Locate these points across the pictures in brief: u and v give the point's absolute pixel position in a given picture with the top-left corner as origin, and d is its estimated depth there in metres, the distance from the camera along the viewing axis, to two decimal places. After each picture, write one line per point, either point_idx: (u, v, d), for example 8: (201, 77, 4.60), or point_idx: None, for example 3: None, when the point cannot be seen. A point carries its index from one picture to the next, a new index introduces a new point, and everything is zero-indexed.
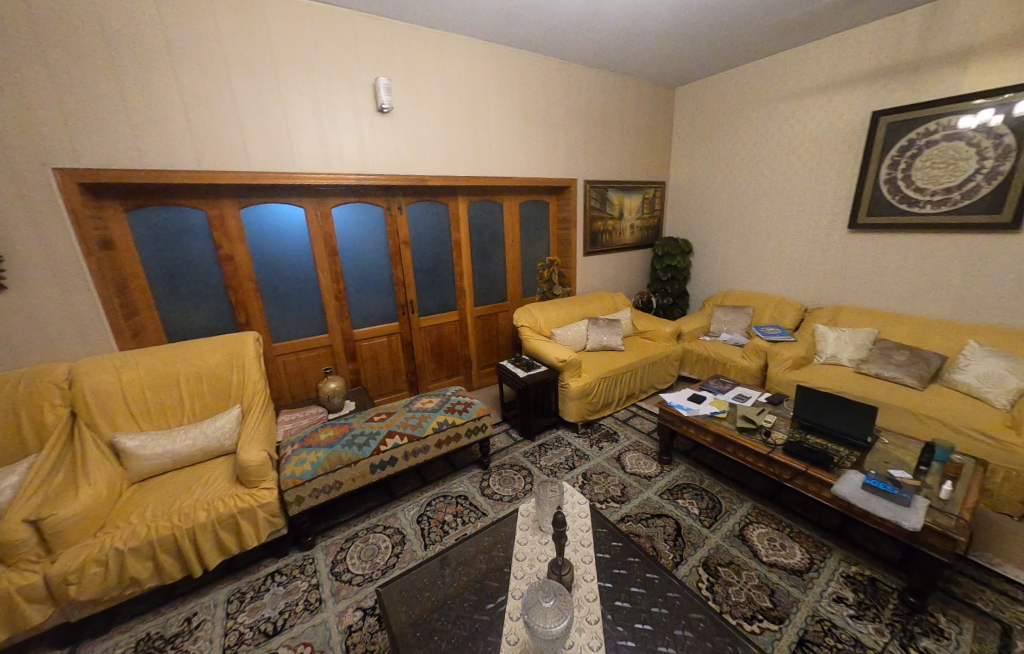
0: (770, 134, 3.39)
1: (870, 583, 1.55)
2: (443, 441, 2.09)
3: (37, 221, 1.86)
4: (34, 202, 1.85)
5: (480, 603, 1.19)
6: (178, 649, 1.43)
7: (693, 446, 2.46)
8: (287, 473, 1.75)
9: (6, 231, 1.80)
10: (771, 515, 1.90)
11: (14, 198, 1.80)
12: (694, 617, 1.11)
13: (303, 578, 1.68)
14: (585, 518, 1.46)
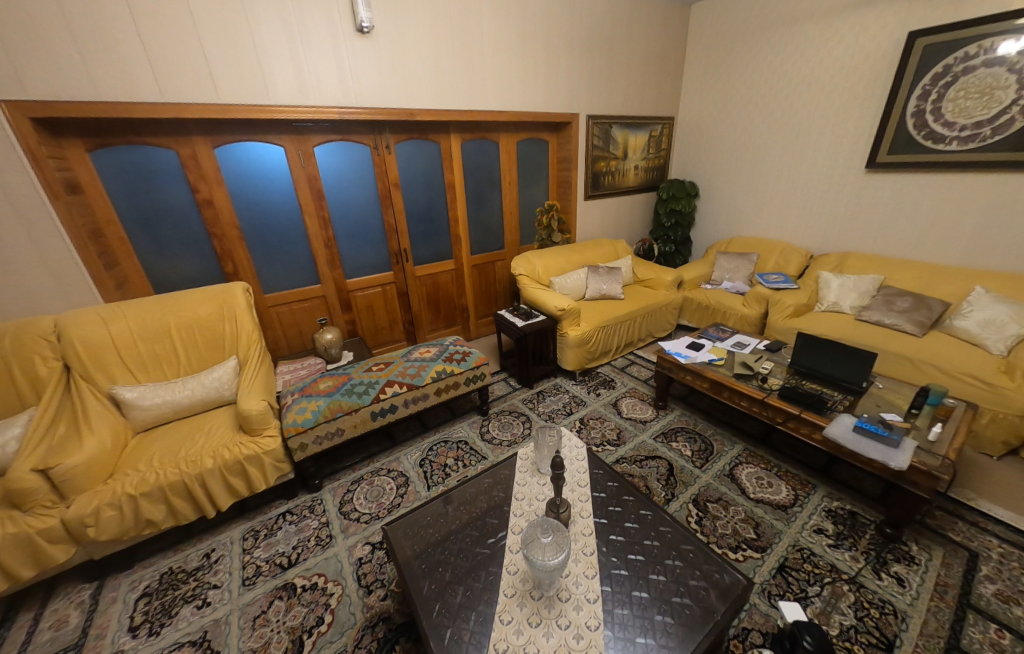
0: (793, 60, 3.07)
1: (849, 516, 1.64)
2: (442, 389, 2.11)
3: None
4: None
5: (482, 537, 1.25)
6: (201, 580, 1.53)
7: (688, 392, 2.50)
8: (289, 421, 1.77)
9: None
10: (761, 456, 1.97)
11: None
12: (685, 548, 1.18)
13: (313, 517, 1.77)
14: (582, 460, 1.50)
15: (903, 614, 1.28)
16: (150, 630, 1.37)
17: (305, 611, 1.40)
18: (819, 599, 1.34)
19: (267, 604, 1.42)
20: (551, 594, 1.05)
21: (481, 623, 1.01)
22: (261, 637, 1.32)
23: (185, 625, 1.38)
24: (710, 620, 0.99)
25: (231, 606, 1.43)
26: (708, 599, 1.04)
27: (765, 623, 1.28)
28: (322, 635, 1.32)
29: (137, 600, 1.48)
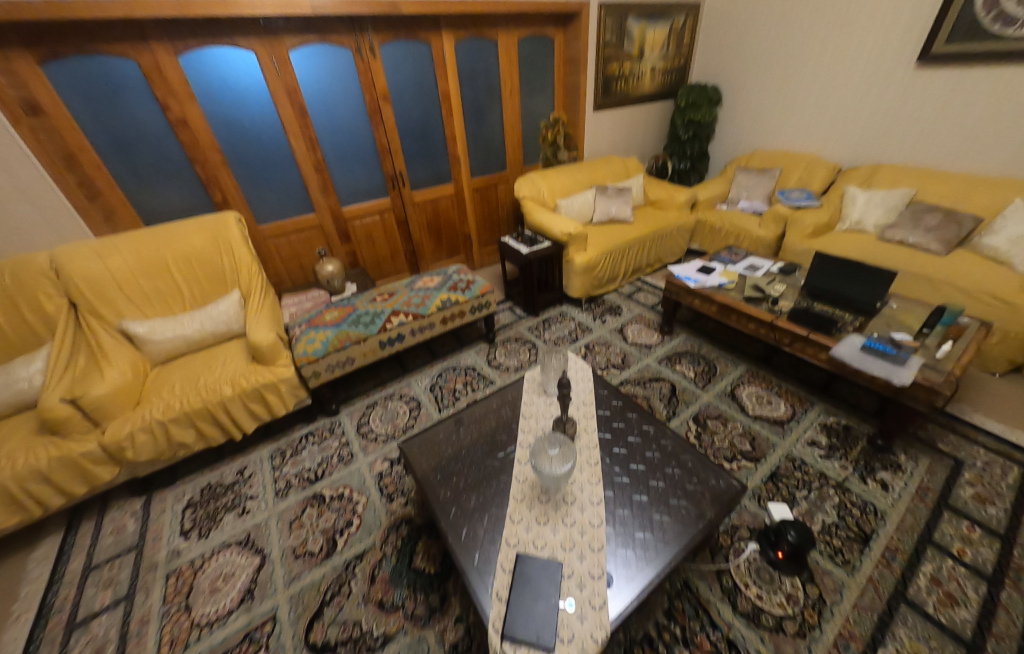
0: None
1: (843, 430, 1.71)
2: (448, 318, 2.10)
3: None
4: None
5: (492, 451, 1.32)
6: (238, 492, 1.69)
7: (695, 317, 2.48)
8: (299, 351, 1.80)
9: None
10: (763, 376, 2.01)
11: None
12: (684, 457, 1.24)
13: (334, 438, 1.89)
14: (587, 381, 1.53)
15: (882, 513, 1.39)
16: (200, 533, 1.54)
17: (335, 515, 1.55)
18: (805, 500, 1.45)
19: (300, 511, 1.58)
20: (557, 498, 1.14)
21: (493, 523, 1.11)
22: (299, 537, 1.49)
23: (230, 529, 1.55)
24: (703, 519, 1.07)
25: (268, 513, 1.59)
26: (703, 501, 1.12)
27: (752, 521, 1.40)
28: (352, 534, 1.48)
29: (185, 509, 1.65)
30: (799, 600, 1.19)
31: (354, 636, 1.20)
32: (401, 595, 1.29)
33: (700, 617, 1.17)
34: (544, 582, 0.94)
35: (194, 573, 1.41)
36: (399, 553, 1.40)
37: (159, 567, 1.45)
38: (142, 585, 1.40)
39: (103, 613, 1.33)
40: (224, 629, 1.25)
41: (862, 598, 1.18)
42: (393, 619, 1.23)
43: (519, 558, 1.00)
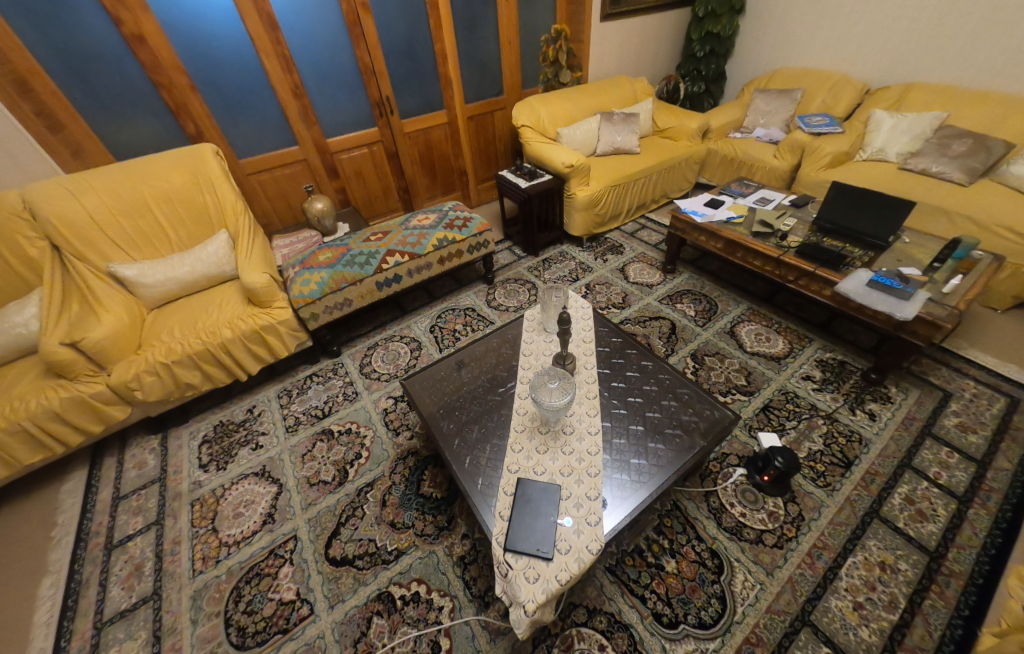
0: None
1: (838, 365, 1.73)
2: (445, 258, 2.04)
3: None
4: None
5: (493, 387, 1.35)
6: (250, 429, 1.75)
7: (699, 255, 2.41)
8: (296, 293, 1.77)
9: None
10: (764, 314, 2.00)
11: None
12: (680, 391, 1.27)
13: (338, 378, 1.93)
14: (588, 319, 1.52)
15: (867, 441, 1.46)
16: (217, 466, 1.63)
17: (345, 448, 1.63)
18: (794, 430, 1.50)
19: (311, 445, 1.65)
20: (557, 429, 1.17)
21: (495, 452, 1.16)
22: (311, 468, 1.57)
23: (246, 462, 1.63)
24: (696, 446, 1.12)
25: (281, 447, 1.67)
26: (697, 430, 1.16)
27: (742, 449, 1.47)
28: (362, 464, 1.56)
29: (200, 445, 1.73)
30: (779, 516, 1.28)
31: (370, 551, 1.31)
32: (411, 517, 1.39)
33: (687, 532, 1.27)
34: (544, 503, 1.00)
35: (217, 500, 1.51)
36: (407, 480, 1.49)
37: (184, 495, 1.55)
38: (170, 511, 1.50)
39: (137, 535, 1.45)
40: (251, 547, 1.36)
41: (838, 515, 1.27)
42: (405, 536, 1.34)
43: (520, 482, 1.06)
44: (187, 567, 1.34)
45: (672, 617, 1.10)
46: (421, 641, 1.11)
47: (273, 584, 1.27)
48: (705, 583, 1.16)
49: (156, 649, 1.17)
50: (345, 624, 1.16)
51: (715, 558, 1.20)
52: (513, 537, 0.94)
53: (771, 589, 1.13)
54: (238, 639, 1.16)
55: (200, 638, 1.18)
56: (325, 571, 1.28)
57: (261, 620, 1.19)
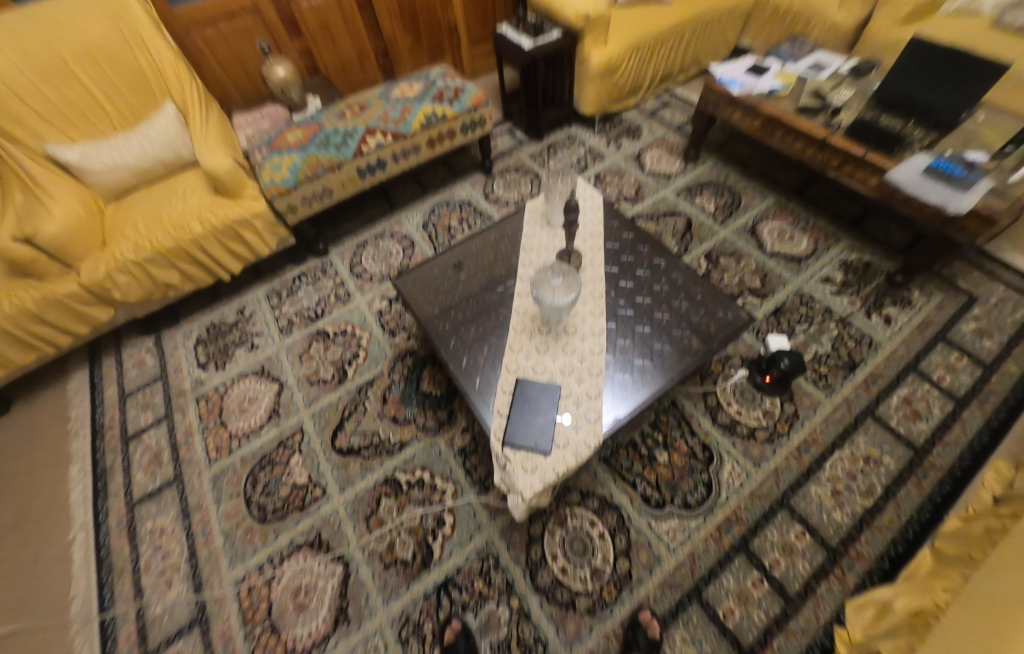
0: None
1: (863, 266, 1.60)
2: (434, 139, 1.76)
3: None
4: None
5: (490, 286, 1.26)
6: (243, 330, 1.71)
7: (728, 140, 2.09)
8: (266, 181, 1.55)
9: None
10: (791, 210, 1.80)
11: None
12: (694, 291, 1.17)
13: (327, 278, 1.82)
14: (597, 211, 1.35)
15: (876, 345, 1.41)
16: (216, 365, 1.63)
17: (342, 348, 1.60)
18: (803, 333, 1.45)
19: (307, 345, 1.63)
20: (558, 329, 1.11)
21: (494, 352, 1.11)
22: (310, 366, 1.57)
23: (244, 361, 1.62)
24: (705, 348, 1.06)
25: (277, 347, 1.64)
26: (707, 332, 1.09)
27: (747, 351, 1.43)
28: (360, 364, 1.55)
29: (196, 345, 1.70)
30: (775, 415, 1.30)
31: (374, 442, 1.37)
32: (412, 412, 1.42)
33: (682, 427, 1.30)
34: (543, 401, 0.98)
35: (221, 397, 1.53)
36: (406, 379, 1.49)
37: (188, 392, 1.57)
38: (177, 407, 1.54)
39: (150, 428, 1.50)
40: (260, 438, 1.42)
41: (833, 414, 1.29)
42: (407, 429, 1.38)
43: (519, 381, 1.03)
44: (202, 455, 1.41)
45: (659, 500, 1.18)
46: (427, 517, 1.21)
47: (286, 470, 1.34)
48: (694, 471, 1.22)
49: (187, 522, 1.29)
50: (356, 503, 1.26)
51: (706, 451, 1.25)
52: (511, 432, 0.93)
53: (756, 478, 1.19)
54: (260, 515, 1.27)
55: (225, 514, 1.29)
56: (333, 459, 1.35)
57: (279, 499, 1.29)
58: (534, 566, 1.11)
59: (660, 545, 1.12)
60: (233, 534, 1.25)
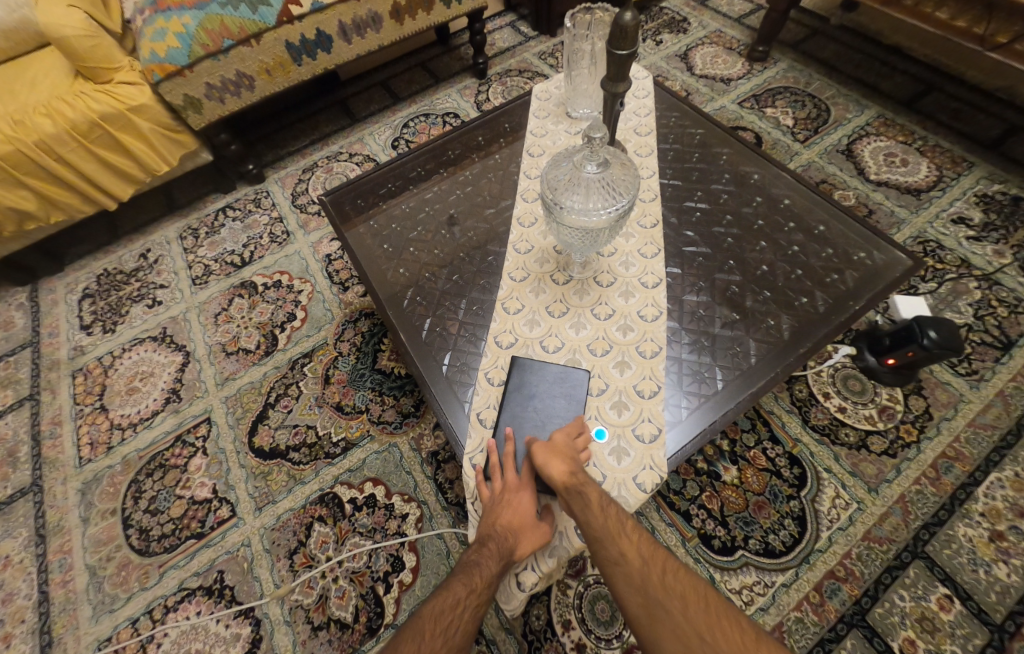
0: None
1: (1010, 202, 1.12)
2: (402, 7, 1.23)
3: None
4: None
5: (475, 211, 0.80)
6: (145, 281, 1.26)
7: (808, 36, 1.54)
8: (144, 53, 1.03)
9: None
10: (901, 126, 1.29)
11: None
12: (810, 219, 0.70)
13: (261, 212, 1.34)
14: (645, 98, 0.87)
15: None
16: (104, 328, 1.19)
17: (273, 307, 1.16)
18: (930, 295, 1.00)
19: (226, 302, 1.18)
20: (585, 276, 0.66)
21: (475, 313, 0.67)
22: (228, 331, 1.13)
23: (141, 323, 1.18)
24: (841, 312, 0.61)
25: (186, 305, 1.20)
26: (839, 285, 0.63)
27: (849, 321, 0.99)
28: (297, 329, 1.11)
29: (82, 301, 1.26)
30: (896, 414, 0.88)
31: (309, 441, 0.96)
32: (364, 398, 1.00)
33: (758, 430, 0.89)
34: (561, 401, 0.55)
35: (105, 371, 1.11)
36: (359, 352, 1.06)
37: (63, 366, 1.14)
38: (47, 384, 1.11)
39: (7, 413, 1.08)
40: (151, 431, 1.01)
41: (983, 415, 0.86)
42: (356, 424, 0.97)
43: (516, 361, 0.58)
44: (72, 455, 1.00)
45: (726, 540, 0.78)
46: (378, 556, 0.82)
47: (183, 478, 0.94)
48: (777, 498, 0.81)
49: (41, 549, 0.91)
50: (277, 530, 0.86)
51: (795, 467, 0.84)
52: (510, 470, 0.51)
53: (873, 511, 0.79)
54: (141, 544, 0.88)
55: (94, 541, 0.90)
56: (250, 465, 0.94)
57: (169, 522, 0.90)
58: (535, 640, 0.73)
59: None
60: (103, 571, 0.87)
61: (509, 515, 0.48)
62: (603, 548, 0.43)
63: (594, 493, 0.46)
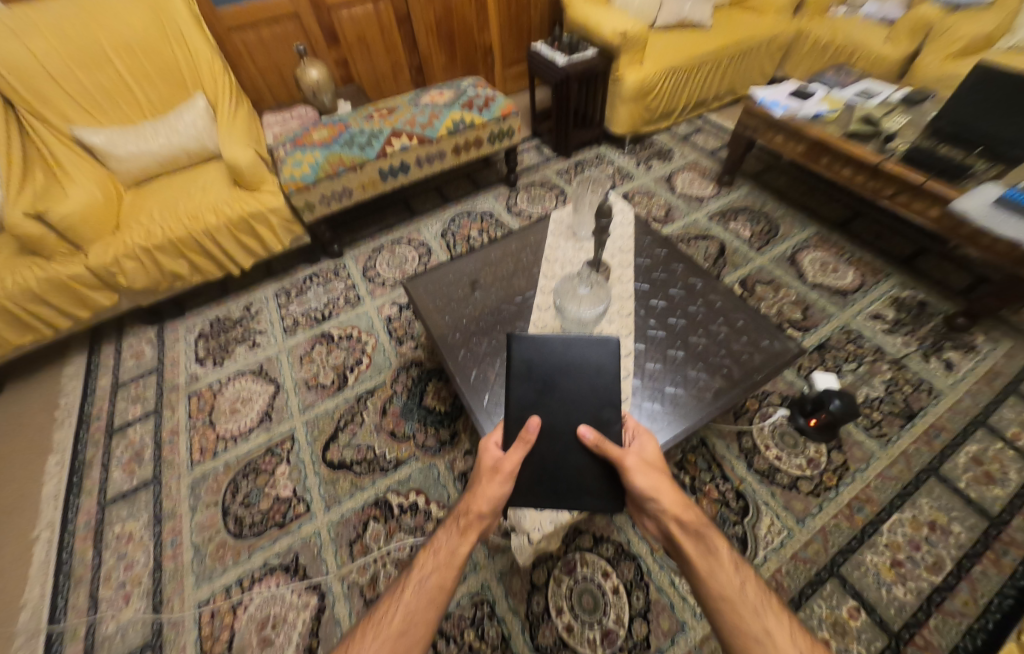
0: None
1: (917, 305, 1.46)
2: (460, 147, 1.73)
3: None
4: None
5: (508, 297, 1.16)
6: (247, 327, 1.65)
7: (764, 167, 2.01)
8: (286, 176, 1.51)
9: None
10: (834, 242, 1.67)
11: None
12: (734, 317, 1.04)
13: (339, 280, 1.76)
14: (628, 225, 1.26)
15: (938, 393, 1.24)
16: (214, 361, 1.55)
17: (345, 353, 1.51)
18: (851, 373, 1.30)
19: (310, 347, 1.54)
20: None
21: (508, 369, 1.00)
22: (310, 370, 1.48)
23: (243, 359, 1.54)
24: (747, 380, 0.92)
25: (278, 347, 1.56)
26: (750, 361, 0.96)
27: (787, 390, 1.28)
28: (363, 372, 1.45)
29: (197, 339, 1.64)
30: (820, 464, 1.14)
31: (368, 458, 1.25)
32: (412, 428, 1.30)
33: (712, 470, 1.15)
34: (576, 383, 0.73)
35: (213, 395, 1.45)
36: (409, 392, 1.39)
37: (181, 389, 1.49)
38: (168, 402, 1.45)
39: (137, 422, 1.41)
40: (247, 444, 1.32)
41: (890, 470, 1.12)
42: (405, 447, 1.26)
43: (521, 344, 0.75)
44: (186, 457, 1.31)
45: None
46: (417, 549, 1.07)
47: (270, 481, 1.23)
48: (725, 523, 1.06)
49: (158, 529, 1.18)
50: (341, 525, 1.13)
51: (741, 500, 1.09)
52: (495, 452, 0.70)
53: (800, 537, 1.03)
54: (236, 529, 1.15)
55: (200, 525, 1.17)
56: (322, 474, 1.23)
57: (258, 513, 1.17)
58: (535, 621, 0.95)
59: (686, 609, 0.94)
60: (204, 549, 1.13)
61: (477, 499, 0.65)
62: (708, 579, 0.55)
63: (716, 541, 0.58)
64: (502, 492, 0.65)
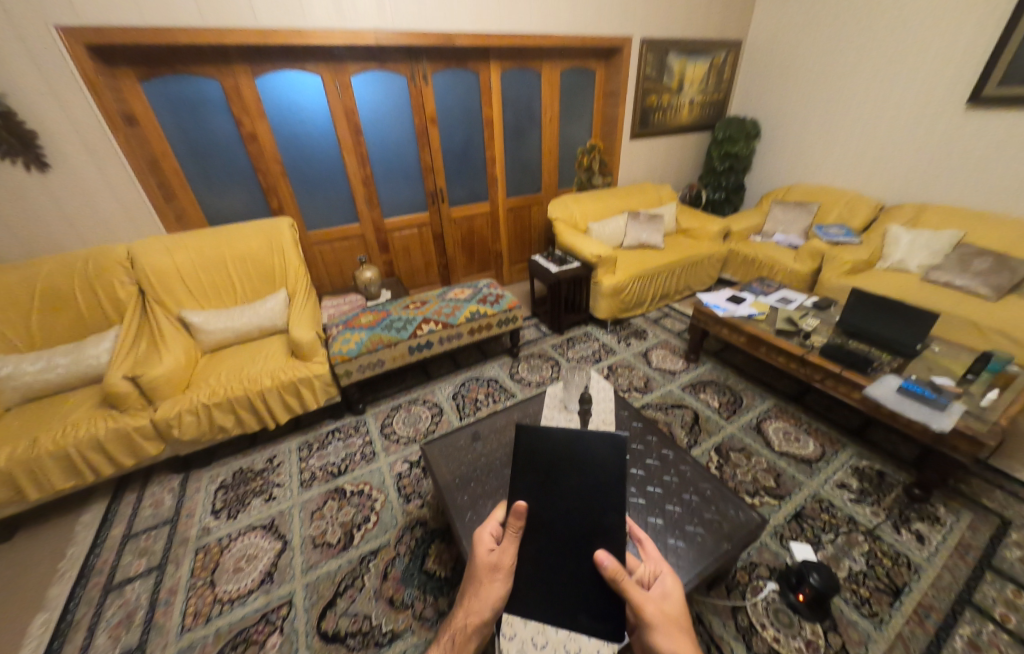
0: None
1: (877, 475, 1.63)
2: (475, 329, 2.18)
3: (69, 110, 1.81)
4: (55, 82, 1.75)
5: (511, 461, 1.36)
6: (266, 479, 1.78)
7: (722, 347, 2.45)
8: (335, 350, 1.91)
9: (45, 123, 1.78)
10: (792, 413, 1.95)
11: (40, 81, 1.73)
12: (703, 486, 1.22)
13: (358, 436, 1.97)
14: (609, 400, 1.55)
15: (917, 567, 1.30)
16: (228, 514, 1.63)
17: (354, 510, 1.61)
18: (831, 544, 1.39)
19: (322, 502, 1.65)
20: None
21: None
22: (319, 527, 1.55)
23: (256, 513, 1.63)
24: (719, 549, 1.05)
25: (292, 501, 1.67)
26: (721, 530, 1.10)
27: (773, 560, 1.35)
28: (369, 530, 1.53)
29: (217, 490, 1.75)
30: (819, 648, 1.13)
31: (364, 629, 1.24)
32: (411, 595, 1.32)
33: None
34: (576, 480, 0.77)
35: (220, 550, 1.49)
36: (412, 554, 1.44)
37: (190, 542, 1.53)
38: (173, 557, 1.48)
39: (137, 578, 1.42)
40: (243, 608, 1.31)
41: None
42: (402, 617, 1.26)
43: (529, 433, 0.83)
44: (177, 622, 1.29)
45: None
46: None
47: None
48: None
49: None
50: None
51: None
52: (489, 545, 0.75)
53: None
54: None
55: None
56: (314, 648, 1.20)
57: None
58: None
59: None
60: None
61: (475, 603, 0.69)
62: None
63: None
64: (502, 592, 0.71)
